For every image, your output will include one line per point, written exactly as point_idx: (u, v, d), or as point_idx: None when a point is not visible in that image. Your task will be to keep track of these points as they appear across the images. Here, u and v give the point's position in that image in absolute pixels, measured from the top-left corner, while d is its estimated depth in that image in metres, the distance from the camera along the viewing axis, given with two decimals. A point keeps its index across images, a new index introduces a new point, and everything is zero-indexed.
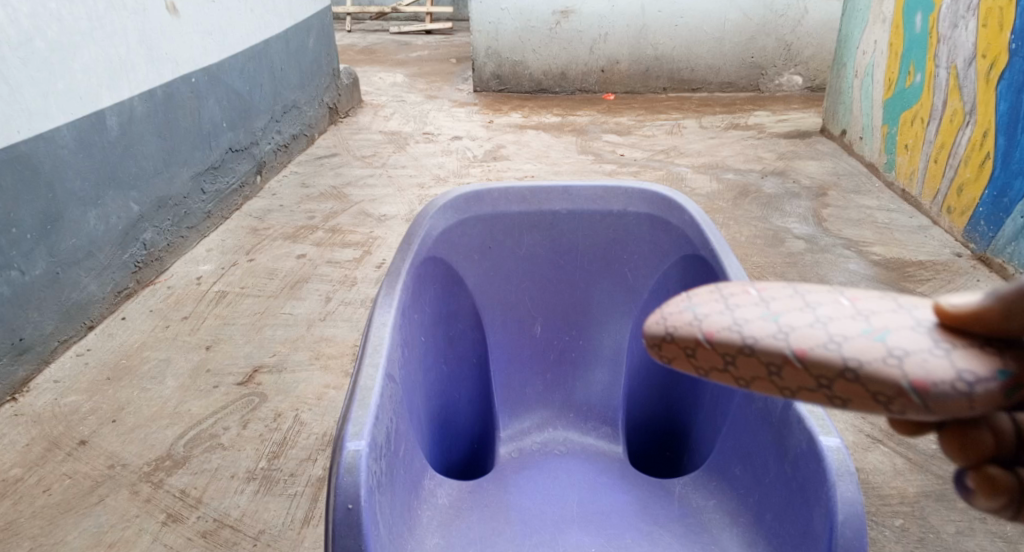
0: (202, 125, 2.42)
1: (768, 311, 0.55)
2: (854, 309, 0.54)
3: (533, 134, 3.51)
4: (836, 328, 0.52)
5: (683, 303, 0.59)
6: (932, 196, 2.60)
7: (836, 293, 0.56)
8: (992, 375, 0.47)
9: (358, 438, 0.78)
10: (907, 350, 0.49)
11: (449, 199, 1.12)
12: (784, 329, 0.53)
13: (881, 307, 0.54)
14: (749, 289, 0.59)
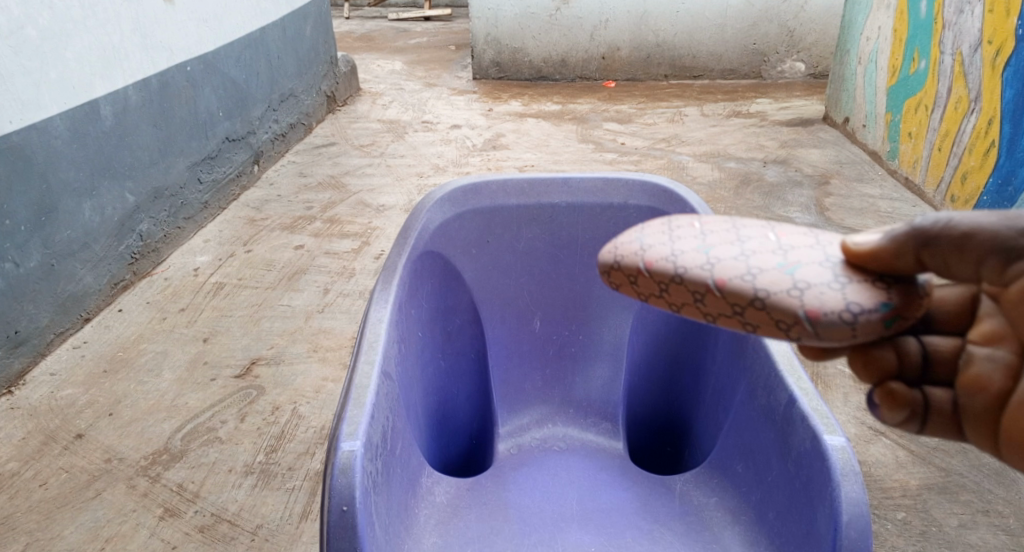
0: (198, 115, 2.40)
1: (702, 244, 0.68)
2: (777, 245, 0.66)
3: (533, 122, 3.48)
4: (755, 263, 0.64)
5: (637, 235, 0.73)
6: (935, 184, 2.58)
7: (767, 232, 0.69)
8: (875, 307, 0.59)
9: (353, 439, 0.76)
10: (806, 283, 0.61)
11: (445, 192, 1.10)
12: (711, 261, 0.65)
13: (798, 244, 0.66)
14: (695, 224, 0.73)
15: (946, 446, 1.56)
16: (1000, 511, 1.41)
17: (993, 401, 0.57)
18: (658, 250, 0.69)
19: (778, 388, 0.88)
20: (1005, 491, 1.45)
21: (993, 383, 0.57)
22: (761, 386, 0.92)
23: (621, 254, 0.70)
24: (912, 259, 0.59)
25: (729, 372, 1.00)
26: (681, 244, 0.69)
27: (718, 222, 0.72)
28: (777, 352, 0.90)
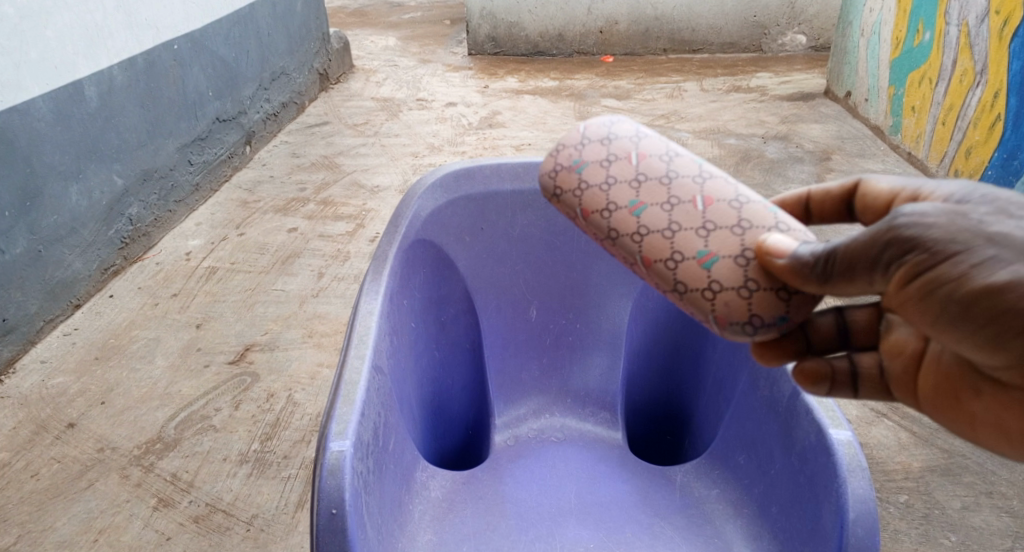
0: (187, 94, 2.35)
1: (635, 200, 0.69)
2: (704, 216, 0.67)
3: (530, 99, 3.43)
4: (678, 245, 0.66)
5: (577, 155, 0.72)
6: (939, 159, 2.54)
7: (698, 189, 0.68)
8: (772, 320, 0.64)
9: (342, 438, 0.74)
10: (719, 283, 0.65)
11: (437, 178, 1.08)
12: (641, 232, 0.68)
13: (726, 219, 0.66)
14: (636, 149, 0.71)
15: None
16: (1003, 492, 1.39)
17: (910, 364, 0.65)
18: (595, 194, 0.70)
19: (782, 379, 0.85)
20: (1009, 472, 1.43)
21: (908, 346, 0.65)
22: (763, 377, 0.89)
23: (560, 186, 0.72)
24: (805, 273, 0.59)
25: (729, 361, 0.98)
26: (618, 194, 0.69)
27: (660, 153, 0.71)
28: None
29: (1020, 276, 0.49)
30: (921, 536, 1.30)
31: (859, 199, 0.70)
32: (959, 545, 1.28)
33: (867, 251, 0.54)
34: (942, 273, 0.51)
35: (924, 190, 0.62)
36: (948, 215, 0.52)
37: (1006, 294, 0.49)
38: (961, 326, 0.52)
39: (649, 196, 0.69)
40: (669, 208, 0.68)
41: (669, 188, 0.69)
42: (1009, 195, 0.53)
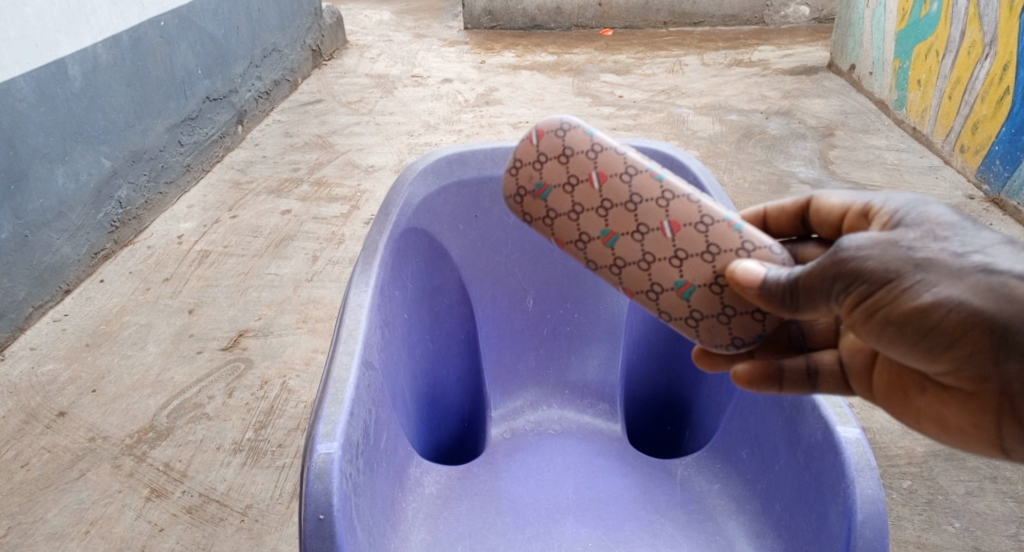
0: (176, 73, 2.29)
1: (606, 229, 0.67)
2: (675, 245, 0.65)
3: (527, 75, 3.36)
4: (656, 276, 0.66)
5: (536, 179, 0.68)
6: (944, 134, 2.49)
7: (665, 212, 0.65)
8: (752, 339, 0.65)
9: (329, 440, 0.71)
10: (699, 311, 0.65)
11: (429, 163, 1.05)
12: (616, 266, 0.67)
13: (695, 245, 0.64)
14: (596, 169, 0.67)
15: None
16: (1008, 477, 1.37)
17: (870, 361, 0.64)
18: (565, 223, 0.68)
19: None
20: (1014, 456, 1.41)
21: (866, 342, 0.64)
22: None
23: (526, 212, 0.69)
24: (772, 302, 0.58)
25: None
26: (586, 224, 0.67)
27: (620, 172, 0.66)
28: None
29: (943, 297, 0.49)
30: (924, 522, 1.28)
31: (814, 215, 0.69)
32: (963, 531, 1.26)
33: (815, 278, 0.54)
34: (880, 297, 0.51)
35: (873, 206, 0.61)
36: (881, 241, 0.52)
37: (932, 314, 0.50)
38: (900, 342, 0.53)
39: (618, 223, 0.66)
40: (639, 236, 0.66)
41: (636, 214, 0.66)
42: (942, 215, 0.53)
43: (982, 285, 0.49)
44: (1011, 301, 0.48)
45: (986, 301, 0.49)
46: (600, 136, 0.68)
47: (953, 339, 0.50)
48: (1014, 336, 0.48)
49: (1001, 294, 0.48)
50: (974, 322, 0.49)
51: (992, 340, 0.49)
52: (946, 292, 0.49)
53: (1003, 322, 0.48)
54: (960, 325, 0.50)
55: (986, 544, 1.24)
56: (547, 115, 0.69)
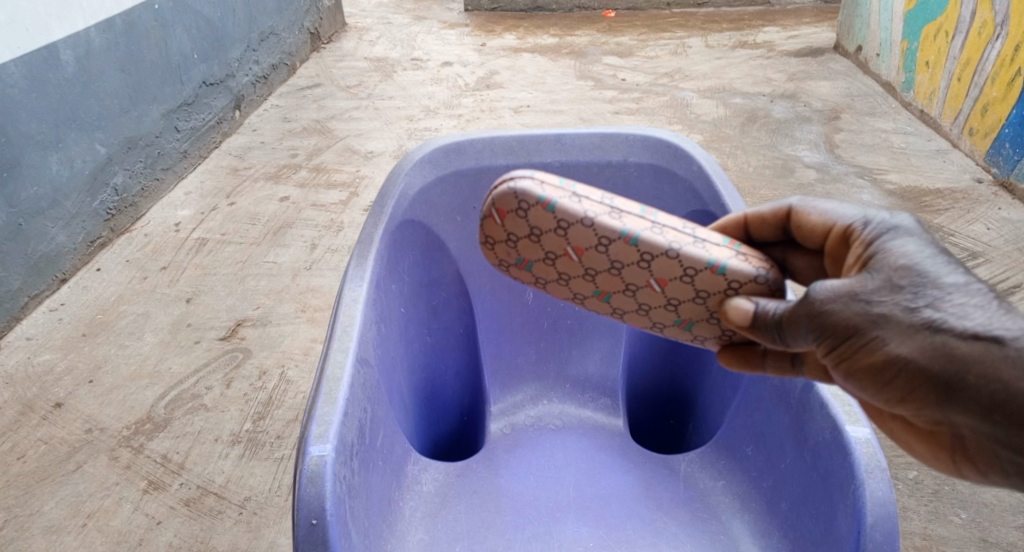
0: (171, 57, 2.26)
1: (595, 291, 0.67)
2: (668, 295, 0.66)
3: (528, 57, 3.32)
4: (656, 317, 0.68)
5: (514, 258, 0.67)
6: (953, 116, 2.45)
7: (650, 272, 0.64)
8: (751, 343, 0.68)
9: (322, 442, 0.69)
10: (703, 337, 0.68)
11: (425, 153, 1.02)
12: (616, 316, 0.69)
13: (685, 295, 0.65)
14: (570, 245, 0.65)
15: None
16: None
17: None
18: (555, 288, 0.68)
19: None
20: None
21: None
22: None
23: (512, 276, 0.69)
24: (762, 337, 0.61)
25: None
26: (576, 289, 0.67)
27: (596, 245, 0.64)
28: None
29: (896, 353, 0.53)
30: (930, 513, 1.26)
31: (795, 224, 0.67)
32: (970, 522, 1.25)
33: (787, 322, 0.58)
34: (843, 347, 0.55)
35: (857, 228, 0.61)
36: (843, 293, 0.55)
37: (888, 369, 0.53)
38: (863, 386, 0.56)
39: (607, 284, 0.66)
40: (630, 292, 0.66)
41: (621, 278, 0.65)
42: (905, 259, 0.55)
43: (930, 342, 0.51)
44: (955, 357, 0.50)
45: (931, 356, 0.51)
46: (563, 207, 0.64)
47: (907, 387, 0.53)
48: (959, 390, 0.51)
49: (946, 351, 0.51)
50: (922, 375, 0.52)
51: (939, 392, 0.52)
52: (897, 349, 0.52)
53: (947, 377, 0.51)
54: (909, 377, 0.53)
55: (993, 535, 1.23)
56: (502, 192, 0.64)
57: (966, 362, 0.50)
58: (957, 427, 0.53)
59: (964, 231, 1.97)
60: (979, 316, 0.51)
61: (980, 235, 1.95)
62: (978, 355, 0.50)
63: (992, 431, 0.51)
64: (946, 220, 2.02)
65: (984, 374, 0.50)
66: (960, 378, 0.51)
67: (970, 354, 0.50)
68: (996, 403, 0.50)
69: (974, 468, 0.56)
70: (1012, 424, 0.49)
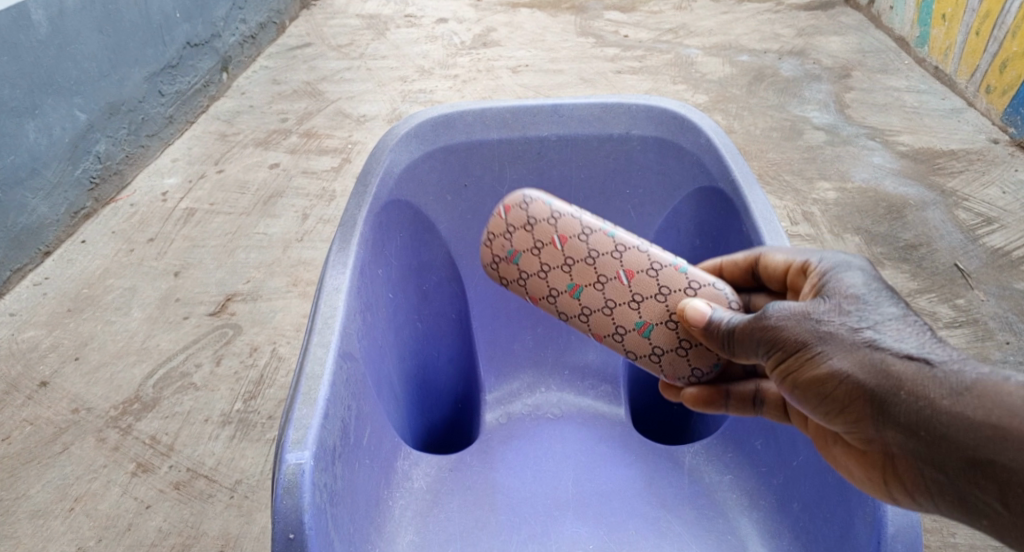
0: (152, 17, 2.16)
1: (572, 282, 0.78)
2: (630, 289, 0.77)
3: (527, 13, 3.20)
4: (618, 316, 0.77)
5: (508, 247, 0.79)
6: (969, 73, 2.35)
7: (619, 266, 0.77)
8: (709, 369, 0.75)
9: (300, 449, 0.64)
10: (660, 345, 0.76)
11: (412, 127, 0.95)
12: (585, 314, 0.78)
13: (647, 288, 0.76)
14: (557, 236, 0.78)
15: None
16: None
17: None
18: (537, 280, 0.79)
19: None
20: None
21: None
22: None
23: (503, 275, 0.80)
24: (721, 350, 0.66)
25: None
26: (555, 284, 0.78)
27: (578, 235, 0.78)
28: None
29: (837, 370, 0.56)
30: None
31: (761, 269, 0.74)
32: None
33: (746, 334, 0.62)
34: (790, 361, 0.59)
35: (811, 262, 0.66)
36: (796, 312, 0.59)
37: (829, 383, 0.56)
38: (808, 401, 0.59)
39: (582, 277, 0.77)
40: (600, 286, 0.77)
41: (595, 270, 0.77)
42: (853, 287, 0.60)
43: (867, 359, 0.55)
44: (886, 374, 0.53)
45: (866, 372, 0.54)
46: (558, 203, 0.79)
47: (842, 404, 0.56)
48: (892, 407, 0.53)
49: (878, 368, 0.54)
50: (859, 391, 0.54)
51: (874, 410, 0.54)
52: (838, 365, 0.56)
53: (879, 393, 0.54)
54: (846, 392, 0.55)
55: None
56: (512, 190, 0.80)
57: (896, 380, 0.53)
58: (889, 447, 0.55)
59: (978, 195, 1.90)
60: (912, 340, 0.54)
61: (995, 199, 1.88)
62: (908, 374, 0.53)
63: (919, 449, 0.53)
64: (960, 183, 1.95)
65: (912, 391, 0.52)
66: (890, 395, 0.53)
67: (900, 373, 0.53)
68: (921, 423, 0.52)
69: (902, 493, 0.57)
70: (933, 440, 0.51)
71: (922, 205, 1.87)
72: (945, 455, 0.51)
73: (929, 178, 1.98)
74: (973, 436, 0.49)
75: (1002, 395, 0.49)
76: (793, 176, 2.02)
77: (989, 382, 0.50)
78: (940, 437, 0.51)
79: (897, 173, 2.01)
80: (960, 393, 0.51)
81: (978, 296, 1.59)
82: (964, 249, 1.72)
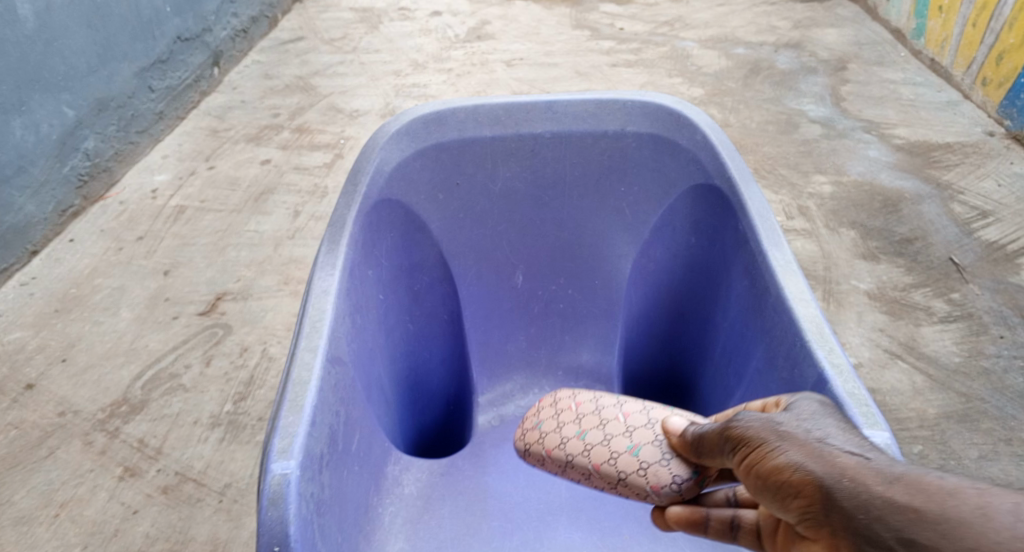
0: (141, 11, 2.13)
1: (577, 433, 0.79)
2: (627, 425, 0.77)
3: (522, 6, 3.17)
4: (616, 444, 0.76)
5: (534, 432, 0.83)
6: (965, 65, 2.34)
7: (621, 410, 0.80)
8: (688, 473, 0.72)
9: (286, 459, 0.62)
10: (649, 463, 0.73)
11: (404, 124, 0.94)
12: (588, 452, 0.77)
13: (639, 419, 0.77)
14: (573, 399, 0.84)
15: (968, 368, 1.40)
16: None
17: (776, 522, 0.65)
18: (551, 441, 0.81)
19: (804, 362, 0.73)
20: None
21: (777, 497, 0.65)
22: (782, 355, 0.77)
23: (525, 440, 0.83)
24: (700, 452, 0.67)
25: (741, 331, 0.87)
26: (564, 431, 0.81)
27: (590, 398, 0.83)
28: (803, 317, 0.75)
29: (790, 460, 0.57)
30: None
31: None
32: None
33: (716, 438, 0.64)
34: (749, 458, 0.59)
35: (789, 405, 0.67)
36: (762, 416, 0.61)
37: (782, 473, 0.56)
38: (765, 497, 0.59)
39: (589, 424, 0.80)
40: (603, 426, 0.79)
41: (601, 416, 0.80)
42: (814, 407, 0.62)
43: (816, 451, 0.56)
44: (832, 466, 0.54)
45: (814, 461, 0.55)
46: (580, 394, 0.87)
47: (791, 497, 0.56)
48: (835, 497, 0.53)
49: (826, 462, 0.55)
50: (807, 480, 0.55)
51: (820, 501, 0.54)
52: (791, 455, 0.57)
53: (823, 482, 0.54)
54: (795, 480, 0.56)
55: None
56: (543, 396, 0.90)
57: (839, 470, 0.54)
58: (834, 544, 0.54)
59: (974, 188, 1.88)
60: (854, 443, 0.57)
61: (990, 192, 1.87)
62: (851, 464, 0.54)
63: (858, 535, 0.52)
64: (955, 176, 1.94)
65: (853, 479, 0.53)
66: (834, 483, 0.54)
67: (844, 465, 0.54)
68: (859, 510, 0.52)
69: None
70: (867, 526, 0.51)
71: (918, 199, 1.86)
72: (877, 534, 0.51)
73: (925, 171, 1.97)
74: (899, 519, 0.50)
75: (929, 488, 0.51)
76: (789, 170, 2.00)
77: (918, 476, 0.52)
78: (874, 520, 0.51)
79: (893, 166, 2.00)
80: (893, 480, 0.52)
81: (973, 290, 1.57)
82: (959, 243, 1.70)
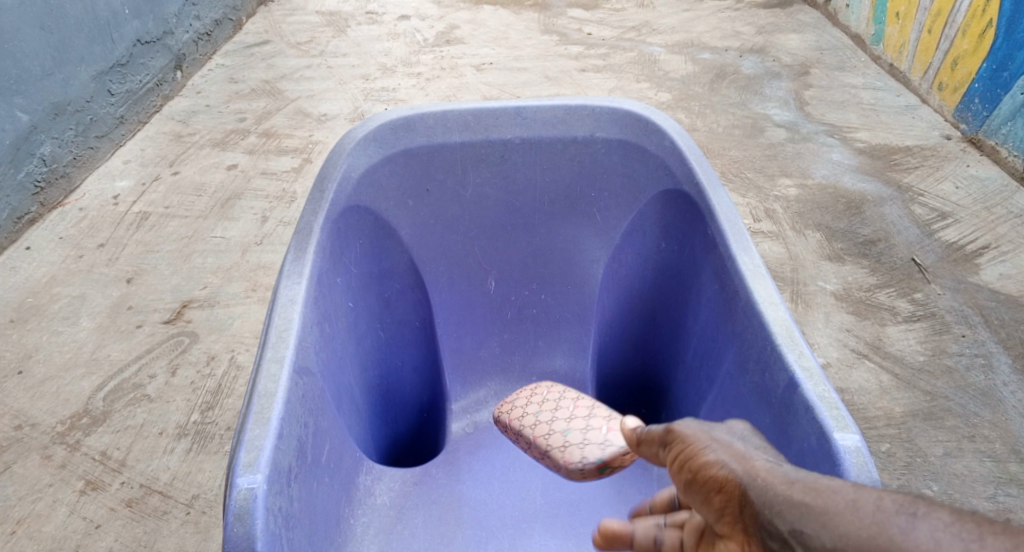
0: (99, 13, 2.08)
1: (537, 416, 0.87)
2: (576, 410, 0.86)
3: (490, 10, 3.17)
4: (556, 422, 0.85)
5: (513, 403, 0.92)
6: (922, 71, 2.40)
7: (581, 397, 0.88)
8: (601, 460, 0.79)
9: (252, 473, 0.61)
10: (570, 444, 0.82)
11: (371, 130, 0.93)
12: (535, 425, 0.87)
13: (585, 411, 0.86)
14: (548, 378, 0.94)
15: (931, 366, 1.43)
16: (985, 435, 1.30)
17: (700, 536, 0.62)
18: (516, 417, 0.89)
19: (775, 365, 0.73)
20: (991, 412, 1.34)
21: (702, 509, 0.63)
22: (753, 359, 0.77)
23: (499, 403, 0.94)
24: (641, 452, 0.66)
25: (713, 335, 0.88)
26: (526, 404, 0.90)
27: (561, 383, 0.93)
28: (773, 321, 0.75)
29: (717, 458, 0.55)
30: (902, 487, 1.21)
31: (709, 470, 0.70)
32: (941, 495, 1.20)
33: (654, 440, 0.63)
34: (681, 455, 0.58)
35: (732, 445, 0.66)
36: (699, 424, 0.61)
37: (707, 471, 0.55)
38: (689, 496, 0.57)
39: (548, 401, 0.89)
40: (559, 404, 0.88)
41: (562, 396, 0.89)
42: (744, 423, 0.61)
43: (742, 454, 0.55)
44: (750, 467, 0.53)
45: (735, 461, 0.54)
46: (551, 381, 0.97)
47: (711, 496, 0.55)
48: (748, 495, 0.52)
49: (747, 464, 0.54)
50: (727, 477, 0.54)
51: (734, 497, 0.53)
52: (719, 455, 0.55)
53: (741, 479, 0.53)
54: (714, 480, 0.54)
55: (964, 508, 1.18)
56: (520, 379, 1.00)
57: (755, 470, 0.53)
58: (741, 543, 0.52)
59: (933, 190, 1.93)
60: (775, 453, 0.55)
61: (949, 194, 1.91)
62: (765, 467, 0.53)
63: (762, 530, 0.50)
64: (916, 179, 1.98)
65: (766, 478, 0.52)
66: (747, 481, 0.52)
67: (761, 465, 0.53)
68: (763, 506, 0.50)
69: None
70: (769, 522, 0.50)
71: (880, 202, 1.90)
72: (777, 527, 0.49)
73: (886, 174, 2.01)
74: (795, 512, 0.48)
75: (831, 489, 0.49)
76: (755, 173, 2.03)
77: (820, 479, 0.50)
78: (774, 515, 0.49)
79: (856, 169, 2.04)
80: (796, 481, 0.51)
81: (935, 290, 1.61)
82: (920, 244, 1.74)
